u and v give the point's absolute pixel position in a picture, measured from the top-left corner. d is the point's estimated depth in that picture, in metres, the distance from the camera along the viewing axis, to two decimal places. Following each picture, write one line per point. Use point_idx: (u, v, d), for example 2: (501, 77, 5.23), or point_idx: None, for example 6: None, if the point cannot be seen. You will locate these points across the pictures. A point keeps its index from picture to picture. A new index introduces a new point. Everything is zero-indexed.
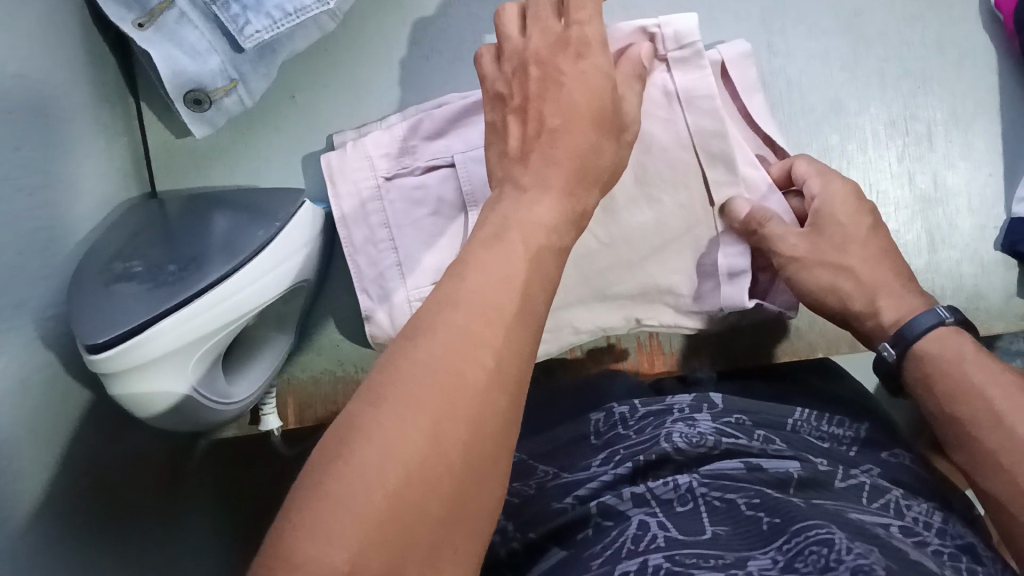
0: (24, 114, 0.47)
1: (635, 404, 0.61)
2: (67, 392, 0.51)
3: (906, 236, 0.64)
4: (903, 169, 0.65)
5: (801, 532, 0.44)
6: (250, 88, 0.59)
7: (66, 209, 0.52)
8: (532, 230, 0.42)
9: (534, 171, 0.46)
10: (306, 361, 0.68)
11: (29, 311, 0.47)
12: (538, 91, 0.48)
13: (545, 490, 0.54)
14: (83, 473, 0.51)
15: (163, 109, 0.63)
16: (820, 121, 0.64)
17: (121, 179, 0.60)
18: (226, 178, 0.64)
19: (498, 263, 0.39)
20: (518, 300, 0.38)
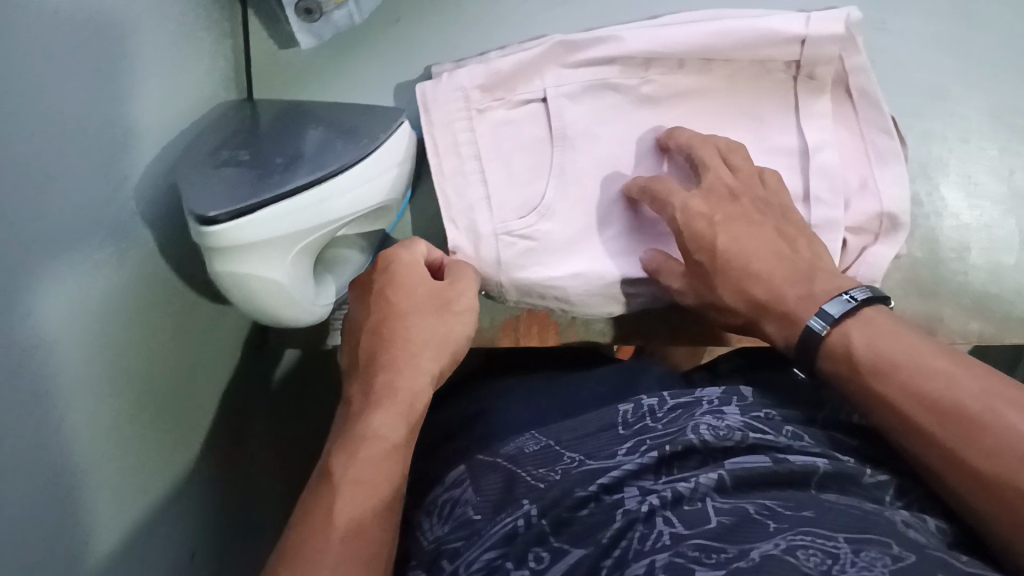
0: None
1: (664, 396, 0.58)
2: (158, 280, 0.51)
3: (998, 231, 0.64)
4: (1002, 163, 0.63)
5: (811, 535, 0.43)
6: (361, 5, 0.60)
7: (174, 97, 0.52)
8: (354, 447, 0.47)
9: (368, 376, 0.51)
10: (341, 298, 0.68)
11: (131, 190, 0.47)
12: (368, 308, 0.54)
13: (570, 476, 0.52)
14: (164, 361, 0.51)
15: (269, 17, 0.63)
16: (925, 105, 0.63)
17: (222, 83, 0.60)
18: (324, 95, 0.65)
19: (364, 454, 0.47)
20: (333, 534, 0.43)
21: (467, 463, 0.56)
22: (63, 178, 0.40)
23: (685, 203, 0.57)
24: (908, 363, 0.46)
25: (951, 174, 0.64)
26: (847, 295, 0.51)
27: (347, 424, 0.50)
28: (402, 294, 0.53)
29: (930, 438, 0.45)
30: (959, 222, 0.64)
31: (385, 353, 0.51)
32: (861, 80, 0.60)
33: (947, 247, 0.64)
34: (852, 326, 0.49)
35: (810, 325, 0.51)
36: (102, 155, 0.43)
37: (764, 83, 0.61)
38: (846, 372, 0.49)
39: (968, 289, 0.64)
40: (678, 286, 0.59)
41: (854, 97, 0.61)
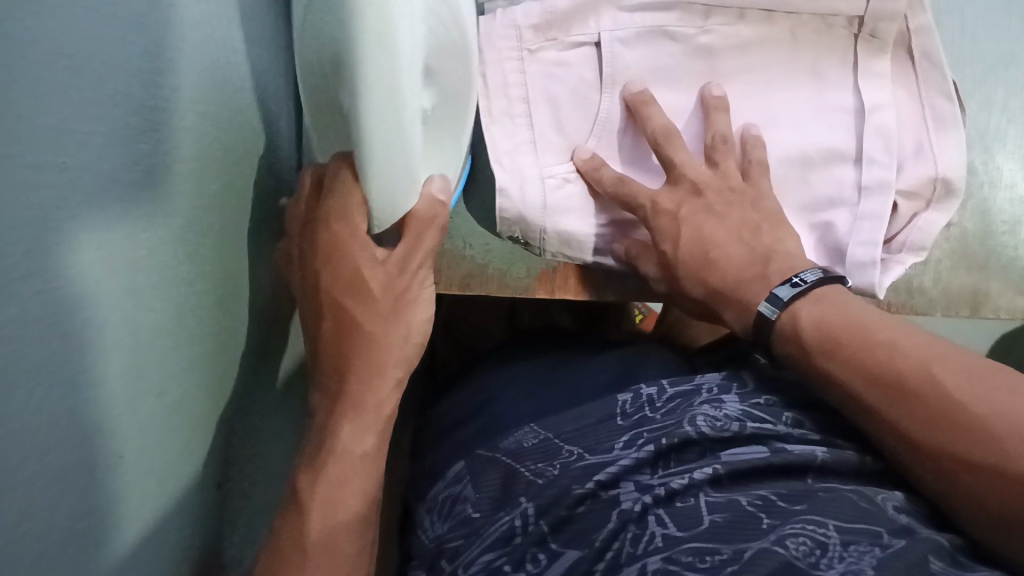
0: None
1: (663, 385, 0.58)
2: (204, 208, 0.49)
3: None
4: None
5: (801, 525, 0.44)
6: None
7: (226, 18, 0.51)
8: (321, 484, 0.49)
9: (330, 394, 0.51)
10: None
11: (186, 106, 0.45)
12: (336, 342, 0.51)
13: (569, 471, 0.51)
14: (208, 284, 0.50)
15: None
16: (989, 73, 0.62)
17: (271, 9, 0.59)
18: None
19: (314, 489, 0.49)
20: None
21: (467, 459, 0.58)
22: (129, 72, 0.39)
23: (654, 199, 0.58)
24: (856, 338, 0.48)
25: (1010, 145, 0.62)
26: (797, 279, 0.53)
27: (313, 440, 0.51)
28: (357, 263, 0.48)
29: (878, 413, 0.47)
30: (1014, 195, 0.62)
31: (341, 348, 0.50)
32: (927, 41, 0.59)
33: (999, 220, 0.62)
34: (802, 304, 0.52)
35: (761, 311, 0.53)
36: (162, 57, 0.42)
37: (826, 41, 0.60)
38: (800, 356, 0.51)
39: (1017, 264, 0.63)
40: (649, 270, 0.59)
41: (916, 59, 0.59)
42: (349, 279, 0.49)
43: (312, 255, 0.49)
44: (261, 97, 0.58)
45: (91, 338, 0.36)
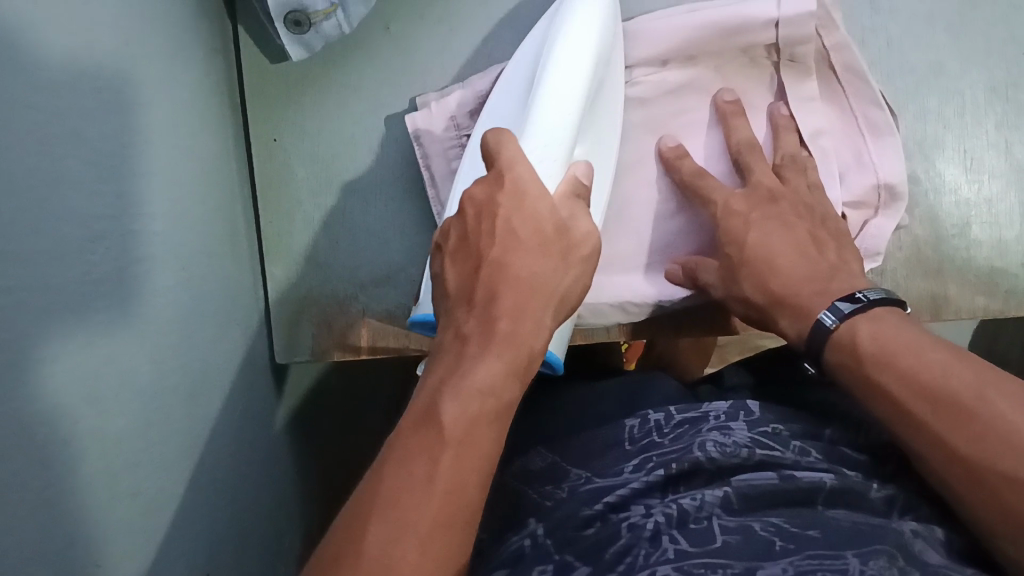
0: (155, 29, 0.50)
1: (670, 411, 0.59)
2: (172, 300, 0.49)
3: (999, 206, 0.63)
4: (1000, 137, 0.63)
5: (818, 556, 0.43)
6: (349, 13, 0.59)
7: (173, 116, 0.51)
8: (486, 397, 0.41)
9: (492, 299, 0.44)
10: (295, 327, 0.66)
11: (143, 208, 0.46)
12: (492, 292, 0.44)
13: (577, 495, 0.53)
14: (189, 365, 0.51)
15: (258, 34, 0.64)
16: (919, 83, 0.63)
17: (219, 99, 0.60)
18: (316, 108, 0.65)
19: (396, 485, 0.37)
20: (429, 511, 0.37)
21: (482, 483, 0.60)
22: (82, 175, 0.39)
23: (727, 200, 0.59)
24: (908, 353, 0.47)
25: (948, 151, 0.63)
26: (861, 295, 0.52)
27: (453, 358, 0.43)
28: (530, 264, 0.45)
29: (923, 423, 0.46)
30: (958, 198, 0.63)
31: (514, 304, 0.43)
32: (847, 56, 0.61)
33: (948, 225, 0.63)
34: (860, 321, 0.50)
35: (821, 321, 0.52)
36: (112, 165, 0.43)
37: (749, 74, 0.63)
38: (851, 363, 0.50)
39: (972, 265, 0.63)
40: (710, 278, 0.59)
41: (840, 74, 0.61)
42: (514, 248, 0.45)
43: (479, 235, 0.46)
44: (222, 179, 0.59)
45: (73, 434, 0.37)
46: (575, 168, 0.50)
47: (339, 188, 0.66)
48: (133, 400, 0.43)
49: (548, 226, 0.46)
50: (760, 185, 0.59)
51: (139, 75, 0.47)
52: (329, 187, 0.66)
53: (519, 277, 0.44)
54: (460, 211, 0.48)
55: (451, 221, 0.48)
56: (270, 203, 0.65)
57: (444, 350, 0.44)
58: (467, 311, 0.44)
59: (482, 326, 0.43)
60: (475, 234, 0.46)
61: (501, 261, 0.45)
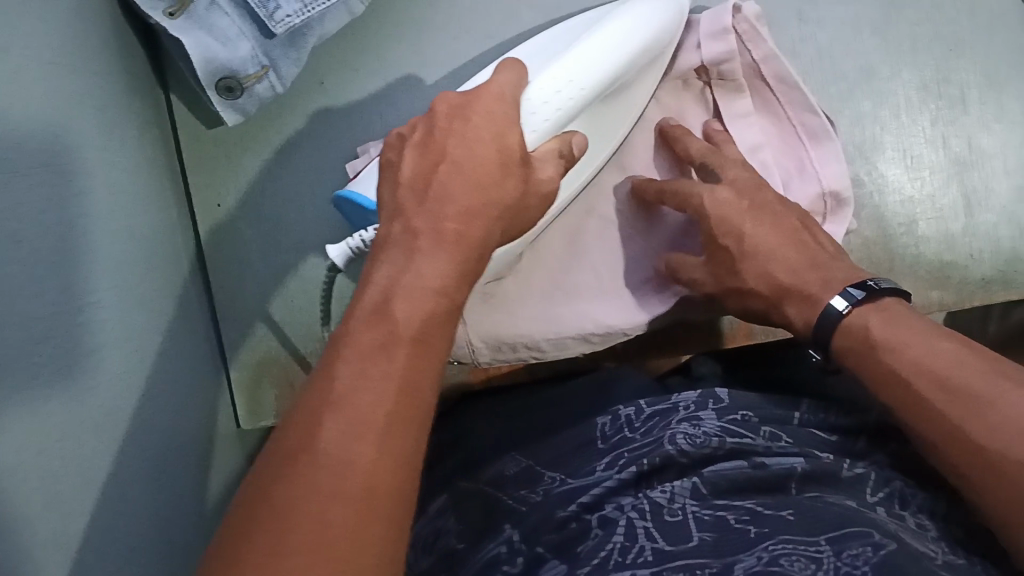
0: (86, 116, 0.49)
1: (640, 404, 0.59)
2: (135, 379, 0.48)
3: (942, 201, 0.64)
4: (936, 132, 0.64)
5: (793, 540, 0.44)
6: (281, 75, 0.60)
7: (115, 197, 0.51)
8: (429, 291, 0.38)
9: (434, 194, 0.41)
10: (256, 391, 0.66)
11: (99, 293, 0.45)
12: (450, 178, 0.41)
13: (550, 497, 0.52)
14: (160, 442, 0.50)
15: (191, 98, 0.63)
16: (853, 89, 0.64)
17: (160, 168, 0.60)
18: (258, 167, 0.65)
19: (354, 375, 0.35)
20: (390, 382, 0.35)
21: (449, 491, 0.56)
22: (32, 274, 0.39)
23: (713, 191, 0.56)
24: (919, 345, 0.47)
25: (888, 151, 0.64)
26: (871, 282, 0.51)
27: (412, 252, 0.40)
28: (473, 141, 0.42)
29: (933, 415, 0.46)
30: (903, 197, 0.64)
31: (457, 183, 0.41)
32: (776, 66, 0.61)
33: (895, 223, 0.64)
34: (869, 312, 0.50)
35: (830, 305, 0.51)
36: (64, 259, 0.42)
37: (685, 96, 0.64)
38: (861, 349, 0.49)
39: (922, 261, 0.64)
40: (703, 275, 0.58)
41: (772, 86, 0.61)
42: (467, 151, 0.42)
43: (434, 120, 0.43)
44: (171, 247, 0.59)
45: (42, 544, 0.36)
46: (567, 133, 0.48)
47: (288, 246, 0.65)
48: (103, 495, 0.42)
49: (494, 136, 0.43)
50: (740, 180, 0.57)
51: (79, 156, 0.46)
52: (279, 243, 0.65)
53: (470, 158, 0.42)
54: (424, 117, 0.44)
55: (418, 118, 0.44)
56: (219, 269, 0.65)
57: (392, 222, 0.42)
58: (407, 198, 0.42)
59: (431, 188, 0.41)
60: (422, 147, 0.43)
61: (453, 129, 0.42)
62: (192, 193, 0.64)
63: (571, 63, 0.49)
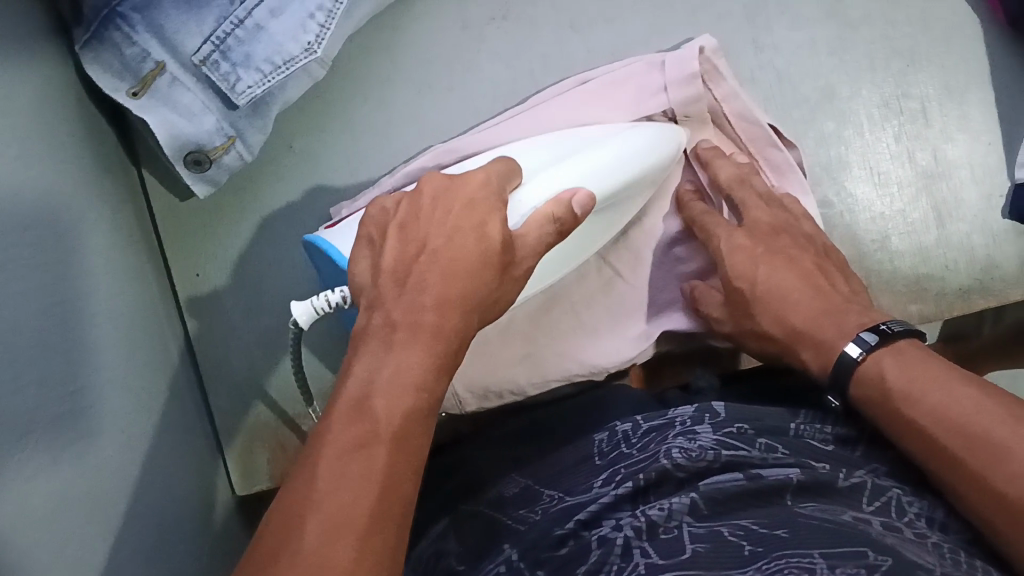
0: (67, 189, 0.49)
1: (637, 420, 0.57)
2: (132, 452, 0.48)
3: (912, 215, 0.65)
4: (901, 148, 0.65)
5: (785, 556, 0.41)
6: (247, 142, 0.60)
7: (101, 275, 0.51)
8: (412, 372, 0.40)
9: (410, 288, 0.43)
10: (250, 457, 0.66)
11: (95, 369, 0.46)
12: (424, 273, 0.43)
13: (549, 515, 0.51)
14: (155, 512, 0.50)
15: (163, 172, 0.64)
16: (814, 111, 0.65)
17: (138, 239, 0.60)
18: (237, 232, 0.65)
19: (334, 475, 0.36)
20: (372, 476, 0.36)
21: (451, 517, 0.55)
22: (30, 362, 0.39)
23: (731, 240, 0.59)
24: (937, 389, 0.47)
25: (855, 170, 0.65)
26: (885, 326, 0.52)
27: (384, 345, 0.41)
28: (444, 230, 0.45)
29: (957, 460, 0.45)
30: (874, 214, 0.65)
31: (426, 278, 0.43)
32: (738, 104, 0.62)
33: (868, 240, 0.65)
34: (886, 356, 0.50)
35: (845, 352, 0.52)
36: (59, 342, 0.42)
37: None
38: (879, 398, 0.50)
39: (898, 276, 0.65)
40: (717, 313, 0.61)
41: (734, 122, 0.62)
42: (453, 237, 0.44)
43: (413, 216, 0.46)
44: (155, 316, 0.59)
45: None
46: (562, 194, 0.47)
47: (271, 308, 0.66)
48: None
49: (474, 229, 0.44)
50: (759, 221, 0.60)
51: (63, 235, 0.47)
52: (263, 306, 0.66)
53: (450, 246, 0.44)
54: (410, 197, 0.47)
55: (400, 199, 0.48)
56: (204, 335, 0.65)
57: (373, 307, 0.43)
58: (385, 288, 0.44)
59: (406, 276, 0.44)
60: (402, 232, 0.46)
61: (434, 205, 0.46)
62: (170, 263, 0.64)
63: (563, 172, 0.51)
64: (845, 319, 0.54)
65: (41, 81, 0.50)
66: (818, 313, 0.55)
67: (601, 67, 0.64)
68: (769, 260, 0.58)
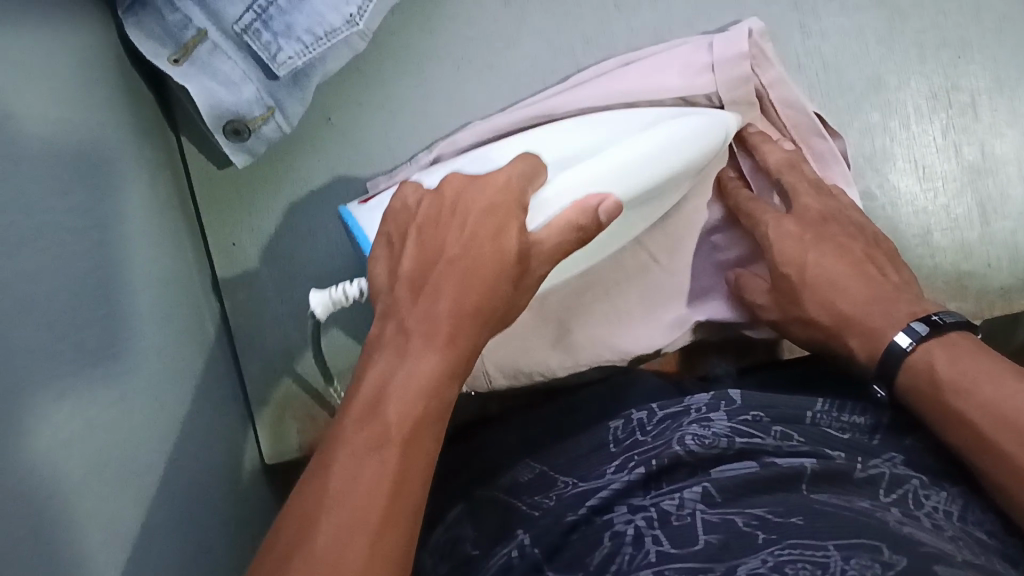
0: (108, 156, 0.49)
1: (653, 407, 0.56)
2: (165, 416, 0.48)
3: (956, 211, 0.64)
4: (948, 141, 0.64)
5: (799, 546, 0.42)
6: (287, 113, 0.60)
7: (138, 242, 0.51)
8: (421, 380, 0.41)
9: (422, 301, 0.44)
10: (279, 424, 0.66)
11: (128, 331, 0.46)
12: (439, 276, 0.44)
13: (562, 501, 0.50)
14: (187, 480, 0.50)
15: (201, 139, 0.64)
16: (860, 100, 0.64)
17: (175, 205, 0.60)
18: (272, 202, 0.65)
19: (348, 473, 0.37)
20: (385, 473, 0.37)
21: (467, 502, 0.55)
22: (64, 323, 0.39)
23: (776, 224, 0.58)
24: (985, 383, 0.47)
25: (900, 162, 0.64)
26: (936, 317, 0.51)
27: (398, 353, 0.42)
28: (458, 235, 0.45)
29: (1002, 456, 0.45)
30: (917, 208, 0.64)
31: (441, 289, 0.44)
32: (784, 91, 0.61)
33: (910, 235, 0.64)
34: (936, 348, 0.49)
35: (894, 342, 0.51)
36: (92, 304, 0.42)
37: None
38: (925, 388, 0.49)
39: (938, 272, 0.64)
40: (762, 301, 0.60)
41: (779, 108, 0.61)
42: (459, 236, 0.45)
43: (429, 218, 0.47)
44: (189, 281, 0.59)
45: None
46: (589, 200, 0.47)
47: (304, 279, 0.66)
48: (136, 550, 0.41)
49: (492, 235, 0.45)
50: (809, 208, 0.59)
51: (98, 196, 0.46)
52: (296, 276, 0.66)
53: (465, 255, 0.44)
54: (432, 194, 0.48)
55: (423, 196, 0.49)
56: (236, 305, 0.65)
57: (386, 307, 0.45)
58: (398, 291, 0.45)
59: (419, 279, 0.45)
60: (418, 234, 0.47)
61: (448, 211, 0.47)
62: (207, 232, 0.65)
63: (591, 168, 0.51)
64: (894, 307, 0.54)
65: (83, 45, 0.50)
66: (868, 301, 0.55)
67: (643, 51, 0.64)
68: (816, 242, 0.57)
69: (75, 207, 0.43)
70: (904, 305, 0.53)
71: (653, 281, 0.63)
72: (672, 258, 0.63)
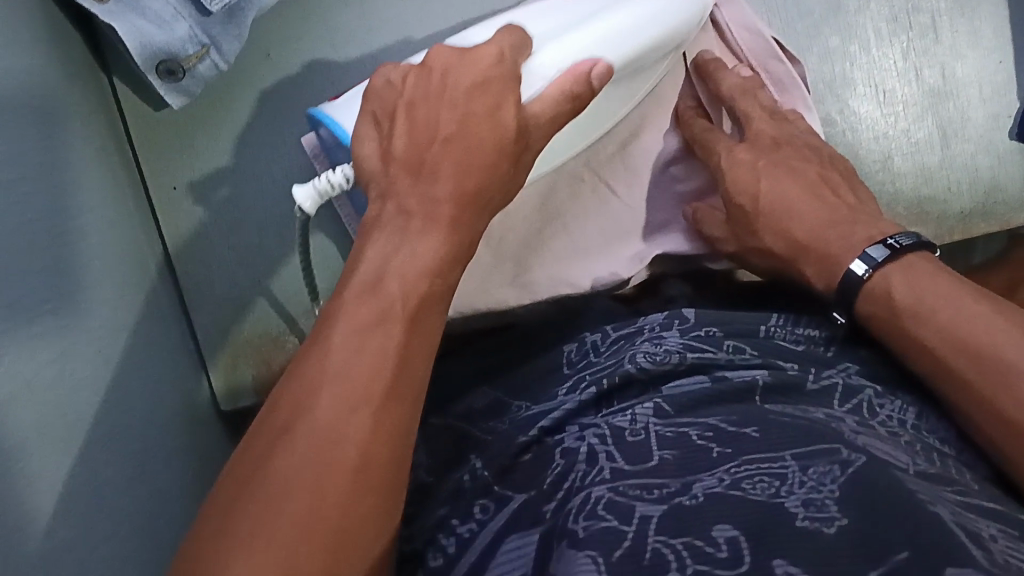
0: (39, 97, 0.46)
1: (607, 330, 0.55)
2: (118, 371, 0.47)
3: (917, 134, 0.63)
4: (908, 64, 0.63)
5: (754, 461, 0.39)
6: (223, 52, 0.58)
7: (80, 192, 0.49)
8: (422, 261, 0.39)
9: (421, 176, 0.41)
10: (236, 370, 0.64)
11: (74, 287, 0.44)
12: (436, 153, 0.41)
13: (516, 422, 0.48)
14: (143, 434, 0.48)
15: (137, 82, 0.61)
16: (819, 25, 0.62)
17: (114, 152, 0.57)
18: (216, 146, 0.63)
19: (350, 351, 0.35)
20: (387, 350, 0.36)
21: (421, 427, 0.52)
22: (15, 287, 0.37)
23: (731, 149, 0.58)
24: (945, 307, 0.46)
25: (860, 88, 0.63)
26: (892, 241, 0.50)
27: (398, 233, 0.40)
28: (450, 111, 0.42)
29: (965, 382, 0.44)
30: (877, 132, 0.63)
31: (439, 168, 0.41)
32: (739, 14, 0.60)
33: (870, 160, 0.63)
34: (894, 272, 0.48)
35: (851, 271, 0.50)
36: (37, 262, 0.40)
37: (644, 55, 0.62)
38: (885, 313, 0.48)
39: (901, 197, 0.64)
40: (718, 233, 0.59)
41: (736, 33, 0.60)
42: (452, 112, 0.42)
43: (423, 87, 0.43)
44: (135, 231, 0.57)
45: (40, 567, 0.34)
46: (580, 66, 0.45)
47: (253, 224, 0.64)
48: (92, 511, 0.40)
49: (488, 111, 0.42)
50: (761, 134, 0.58)
51: (37, 146, 0.44)
52: (246, 221, 0.64)
53: (463, 131, 0.42)
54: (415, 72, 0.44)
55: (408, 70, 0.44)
56: (184, 252, 0.63)
57: (378, 187, 0.42)
58: (394, 169, 0.42)
59: (413, 158, 0.42)
60: (409, 109, 0.43)
61: (436, 84, 0.43)
62: (150, 179, 0.62)
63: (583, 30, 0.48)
64: (851, 232, 0.52)
65: None
66: (825, 224, 0.53)
67: None
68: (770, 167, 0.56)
69: (16, 161, 0.41)
70: (862, 229, 0.52)
71: (608, 210, 0.62)
72: (627, 186, 0.62)
